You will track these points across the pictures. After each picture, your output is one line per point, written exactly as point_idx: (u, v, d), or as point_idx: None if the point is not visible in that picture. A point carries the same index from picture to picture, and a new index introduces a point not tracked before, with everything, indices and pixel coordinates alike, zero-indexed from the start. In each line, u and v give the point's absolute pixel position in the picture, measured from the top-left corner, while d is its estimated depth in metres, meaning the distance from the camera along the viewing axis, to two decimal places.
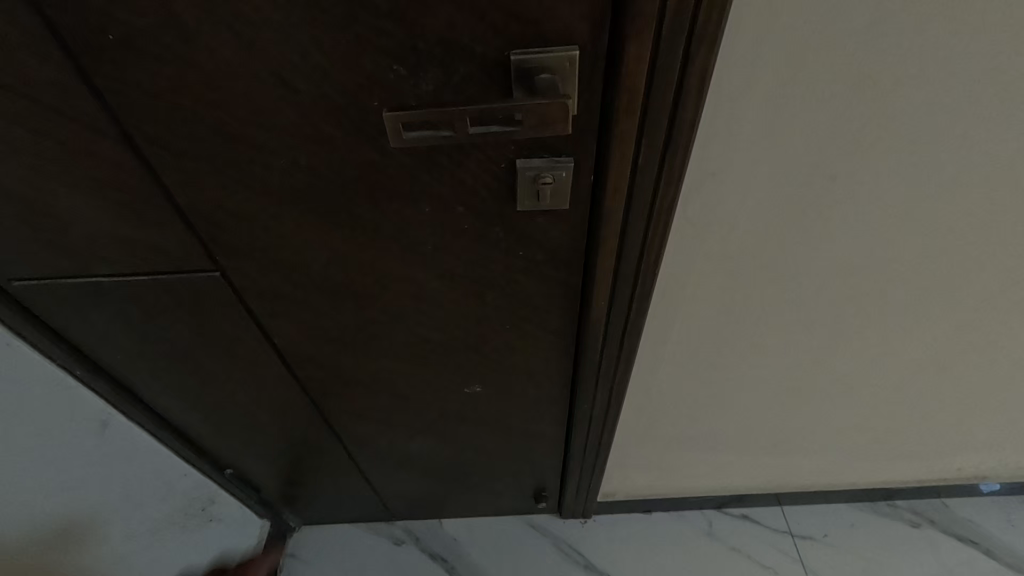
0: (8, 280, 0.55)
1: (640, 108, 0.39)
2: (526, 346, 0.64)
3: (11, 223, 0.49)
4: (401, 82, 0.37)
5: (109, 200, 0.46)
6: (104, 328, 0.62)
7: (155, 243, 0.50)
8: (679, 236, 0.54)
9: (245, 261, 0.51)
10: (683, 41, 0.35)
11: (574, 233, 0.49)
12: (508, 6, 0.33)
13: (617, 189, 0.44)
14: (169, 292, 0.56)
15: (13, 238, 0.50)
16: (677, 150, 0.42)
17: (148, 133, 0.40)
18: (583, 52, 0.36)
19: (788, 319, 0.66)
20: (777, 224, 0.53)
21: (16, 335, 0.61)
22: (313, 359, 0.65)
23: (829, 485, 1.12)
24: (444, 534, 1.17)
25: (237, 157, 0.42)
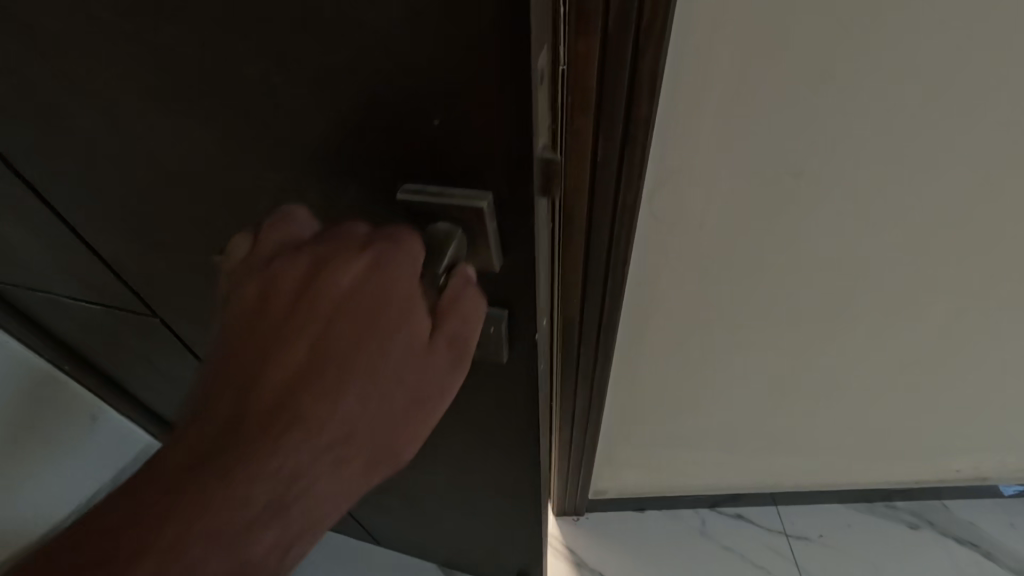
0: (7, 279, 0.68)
1: (595, 105, 0.39)
2: (481, 438, 0.60)
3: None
4: (305, 175, 0.35)
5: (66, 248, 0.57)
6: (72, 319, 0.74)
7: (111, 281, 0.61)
8: (652, 229, 0.53)
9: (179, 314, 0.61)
10: (631, 38, 0.35)
11: (518, 365, 0.47)
12: (396, 131, 0.31)
13: (578, 187, 0.45)
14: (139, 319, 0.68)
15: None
16: (635, 147, 0.41)
17: (49, 185, 0.45)
18: (493, 201, 0.33)
19: (765, 316, 0.66)
20: (745, 222, 0.53)
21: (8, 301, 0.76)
22: None
23: (823, 483, 1.11)
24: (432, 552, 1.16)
25: (135, 212, 0.45)
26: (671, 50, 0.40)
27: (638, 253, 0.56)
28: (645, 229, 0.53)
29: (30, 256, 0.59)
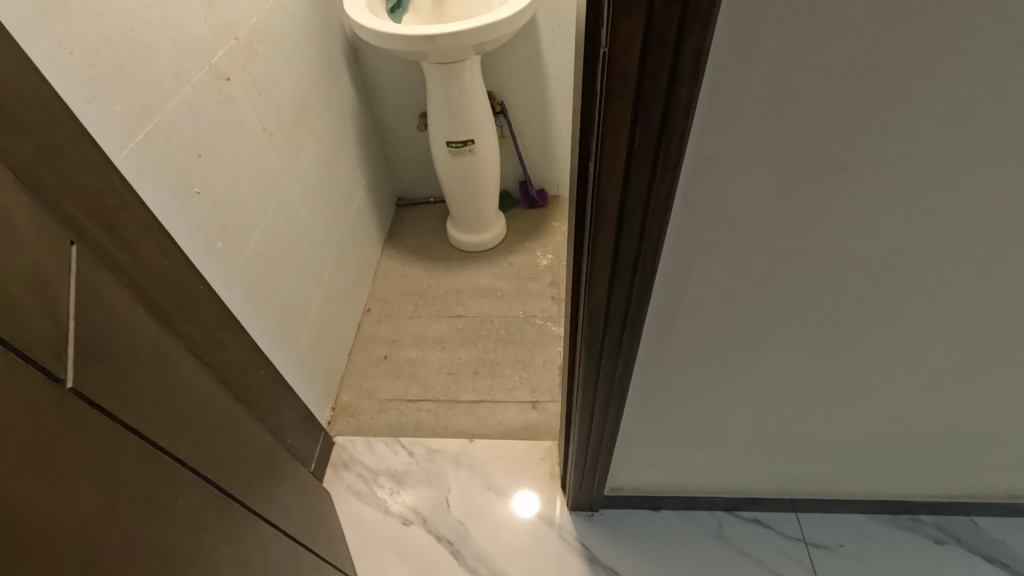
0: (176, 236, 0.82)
1: (633, 93, 0.38)
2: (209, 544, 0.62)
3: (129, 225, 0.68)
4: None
5: (99, 347, 0.51)
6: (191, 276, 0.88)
7: (137, 391, 0.55)
8: (686, 222, 0.52)
9: (153, 471, 0.54)
10: (675, 22, 0.34)
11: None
12: None
13: (612, 175, 0.44)
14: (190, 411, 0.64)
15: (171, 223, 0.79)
16: (673, 136, 0.40)
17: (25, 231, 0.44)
18: None
19: (794, 315, 0.64)
20: (780, 216, 0.51)
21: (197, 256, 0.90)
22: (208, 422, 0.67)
23: (847, 492, 1.09)
24: (441, 546, 1.15)
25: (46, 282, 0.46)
26: (719, 38, 0.38)
27: (669, 247, 0.55)
28: (677, 221, 0.52)
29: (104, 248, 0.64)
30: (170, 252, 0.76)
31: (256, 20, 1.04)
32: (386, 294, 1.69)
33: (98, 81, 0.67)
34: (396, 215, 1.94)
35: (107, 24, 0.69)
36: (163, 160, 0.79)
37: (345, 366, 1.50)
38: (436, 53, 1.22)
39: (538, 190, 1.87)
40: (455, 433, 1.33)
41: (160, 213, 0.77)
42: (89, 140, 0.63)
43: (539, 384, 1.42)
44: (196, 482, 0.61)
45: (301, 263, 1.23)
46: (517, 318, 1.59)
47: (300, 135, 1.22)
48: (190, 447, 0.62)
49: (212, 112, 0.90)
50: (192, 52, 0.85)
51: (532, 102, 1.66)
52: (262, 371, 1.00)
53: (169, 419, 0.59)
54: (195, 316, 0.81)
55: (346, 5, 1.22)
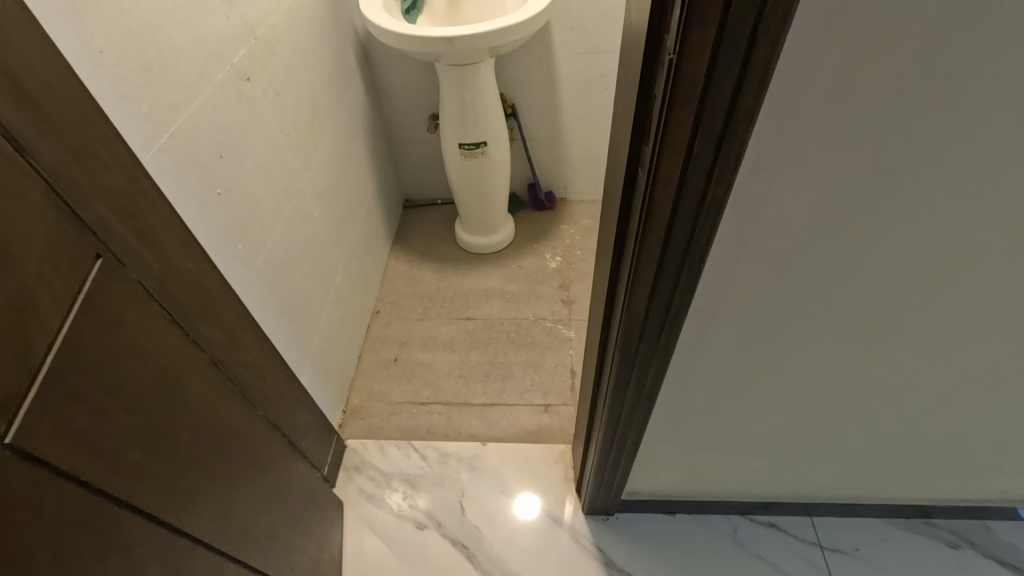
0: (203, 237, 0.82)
1: (698, 99, 0.38)
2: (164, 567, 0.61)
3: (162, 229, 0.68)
4: None
5: (89, 387, 0.52)
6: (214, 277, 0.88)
7: (112, 426, 0.55)
8: (728, 244, 0.50)
9: (99, 519, 0.53)
10: (748, 32, 0.34)
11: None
12: None
13: (667, 180, 0.44)
14: (174, 453, 0.63)
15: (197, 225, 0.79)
16: (734, 144, 0.40)
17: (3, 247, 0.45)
18: None
19: (826, 324, 0.63)
20: (826, 227, 0.49)
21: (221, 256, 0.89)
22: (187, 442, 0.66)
23: (861, 497, 1.10)
24: (456, 549, 1.15)
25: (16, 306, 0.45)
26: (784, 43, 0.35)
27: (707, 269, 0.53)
28: (719, 242, 0.50)
29: (140, 251, 0.64)
30: (194, 254, 0.75)
31: (274, 19, 1.03)
32: (394, 295, 1.68)
33: (127, 80, 0.66)
34: (403, 216, 1.94)
35: (134, 23, 0.68)
36: (187, 160, 0.78)
37: (355, 368, 1.49)
38: (451, 56, 1.21)
39: (546, 192, 1.87)
40: (468, 436, 1.32)
41: (183, 214, 0.76)
42: (119, 139, 0.62)
43: (550, 387, 1.42)
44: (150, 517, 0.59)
45: (314, 265, 1.22)
46: (527, 320, 1.59)
47: (314, 135, 1.21)
48: (159, 484, 0.61)
49: (232, 112, 0.89)
50: (214, 52, 0.84)
51: (543, 105, 1.66)
52: (279, 375, 0.99)
53: (143, 461, 0.59)
54: (217, 319, 0.80)
55: (362, 5, 1.21)
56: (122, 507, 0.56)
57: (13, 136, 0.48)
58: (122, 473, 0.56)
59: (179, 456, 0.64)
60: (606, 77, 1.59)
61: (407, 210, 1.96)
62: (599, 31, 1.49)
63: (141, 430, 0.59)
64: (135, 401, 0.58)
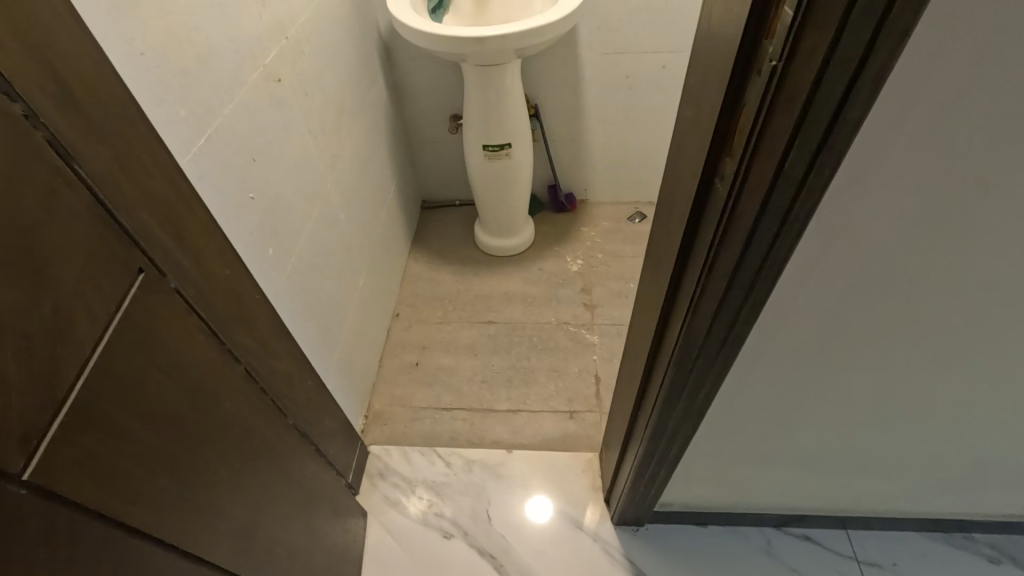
0: (240, 245, 0.80)
1: (800, 110, 0.35)
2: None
3: (200, 235, 0.66)
4: None
5: (123, 416, 0.48)
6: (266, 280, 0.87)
7: (151, 450, 0.51)
8: (805, 261, 0.48)
9: (126, 555, 0.48)
10: (867, 38, 0.31)
11: None
12: None
13: (753, 193, 0.42)
14: (208, 475, 0.60)
15: (232, 230, 0.78)
16: (831, 155, 0.38)
17: (48, 264, 0.41)
18: None
19: (895, 342, 0.59)
20: (917, 243, 0.45)
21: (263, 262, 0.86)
22: (222, 463, 0.63)
23: (900, 511, 1.07)
24: (484, 559, 1.12)
25: (54, 327, 0.42)
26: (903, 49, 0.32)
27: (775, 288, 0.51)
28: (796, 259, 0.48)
29: (178, 260, 0.62)
30: (231, 262, 0.73)
31: (303, 18, 1.01)
32: (414, 298, 1.66)
33: (165, 82, 0.64)
34: (421, 218, 1.91)
35: (174, 23, 0.66)
36: (222, 164, 0.76)
37: (376, 372, 1.47)
38: (479, 56, 1.18)
39: (566, 194, 1.85)
40: (492, 443, 1.30)
41: (218, 219, 0.74)
42: (159, 144, 0.60)
43: (575, 393, 1.40)
44: (178, 548, 0.55)
45: (339, 269, 1.20)
46: (549, 324, 1.56)
47: (340, 137, 1.19)
48: (189, 513, 0.57)
49: (264, 114, 0.87)
50: (248, 52, 0.82)
51: (566, 106, 1.63)
52: (308, 382, 0.97)
53: (177, 489, 0.55)
54: (251, 327, 0.78)
55: (389, 4, 1.19)
56: (151, 541, 0.52)
57: (61, 144, 0.46)
58: (152, 504, 0.52)
59: (213, 478, 0.61)
60: (631, 78, 1.56)
61: (425, 211, 1.94)
62: (626, 31, 1.46)
63: (179, 454, 0.55)
64: (175, 422, 0.55)
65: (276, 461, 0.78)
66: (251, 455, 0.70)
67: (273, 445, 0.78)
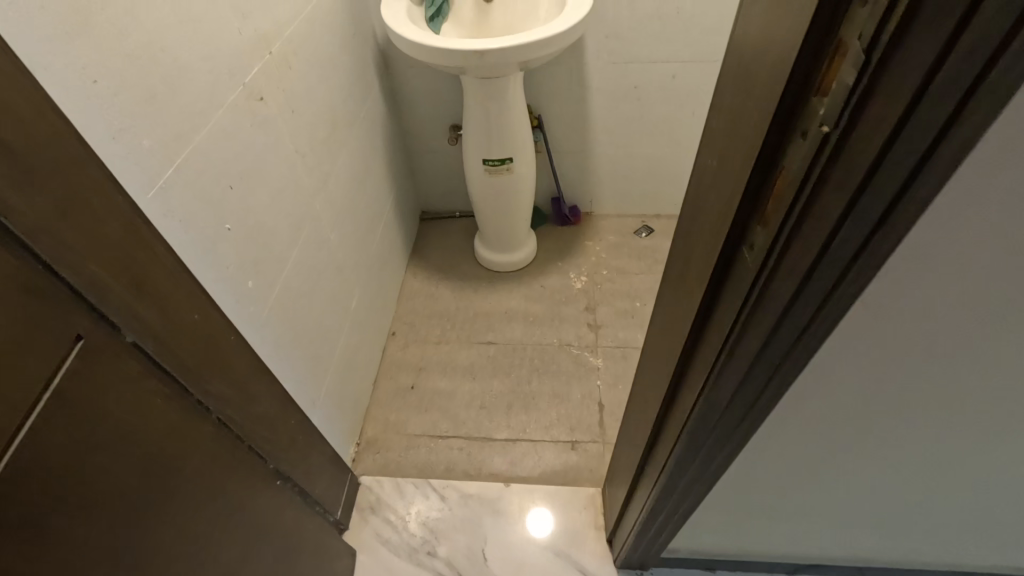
0: (214, 283, 0.74)
1: (855, 187, 0.28)
2: None
3: (164, 281, 0.60)
4: None
5: (47, 512, 0.42)
6: (241, 318, 0.80)
7: (86, 542, 0.45)
8: (845, 349, 0.41)
9: None
10: (949, 110, 0.24)
11: None
12: None
13: (789, 274, 0.35)
14: (160, 554, 0.54)
15: (206, 267, 0.72)
16: (889, 236, 0.31)
17: None
18: None
19: (944, 426, 0.51)
20: (983, 330, 0.38)
21: (241, 298, 0.80)
22: (180, 536, 0.57)
23: (925, 563, 1.00)
24: None
25: None
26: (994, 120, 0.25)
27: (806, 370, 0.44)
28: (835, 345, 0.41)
29: (137, 312, 0.56)
30: (200, 304, 0.67)
31: (291, 30, 0.95)
32: (411, 315, 1.59)
33: (126, 112, 0.58)
34: (420, 229, 1.85)
35: (137, 45, 0.60)
36: (194, 196, 0.70)
37: (370, 395, 1.41)
38: (479, 70, 1.12)
39: (571, 207, 1.78)
40: (490, 475, 1.24)
41: (187, 259, 0.68)
42: (114, 184, 0.53)
43: (577, 421, 1.33)
44: None
45: (330, 293, 1.14)
46: (551, 346, 1.50)
47: (332, 153, 1.13)
48: None
49: (245, 137, 0.81)
50: (226, 71, 0.76)
51: (571, 116, 1.56)
52: (291, 421, 0.91)
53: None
54: (225, 372, 0.71)
55: (384, 13, 1.12)
56: None
57: None
58: None
59: (167, 556, 0.55)
60: (640, 88, 1.48)
61: (425, 222, 1.87)
62: (635, 39, 1.39)
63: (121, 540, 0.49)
64: (119, 503, 0.49)
65: (250, 518, 0.72)
66: (219, 518, 0.64)
67: (247, 502, 0.72)
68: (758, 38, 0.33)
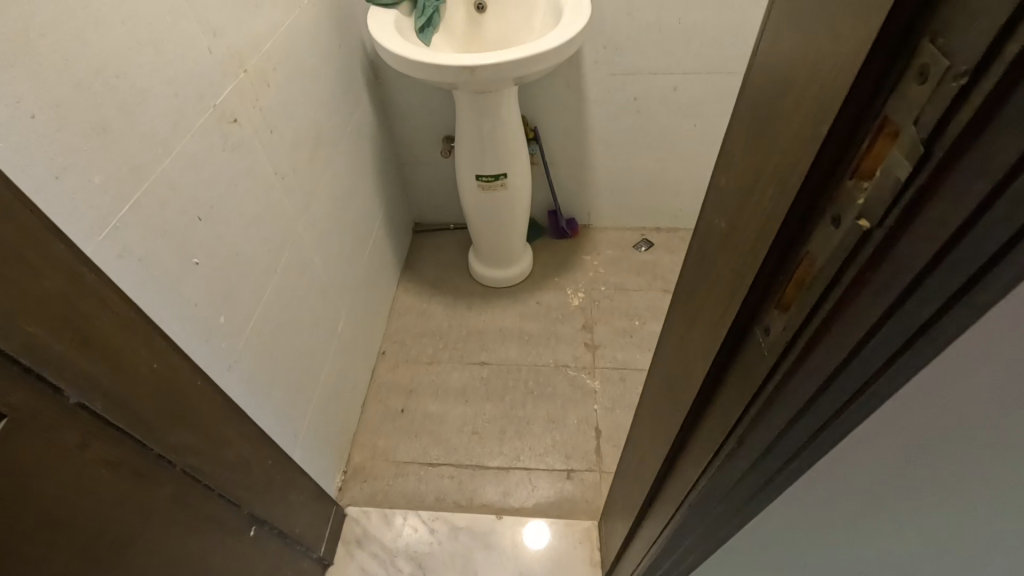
0: (178, 323, 0.68)
1: (897, 292, 0.23)
2: None
3: (116, 333, 0.55)
4: None
5: None
6: (209, 357, 0.75)
7: None
8: (863, 450, 0.35)
9: None
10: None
11: None
12: None
13: (811, 372, 0.29)
14: None
15: (164, 307, 0.66)
16: (936, 344, 0.25)
17: None
18: None
19: None
20: None
21: (210, 335, 0.75)
22: None
23: None
24: None
25: None
26: None
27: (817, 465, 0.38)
28: (850, 445, 0.35)
29: (86, 371, 0.51)
30: (160, 352, 0.61)
31: (269, 45, 0.89)
32: (402, 334, 1.54)
33: (71, 149, 0.53)
34: (412, 242, 1.79)
35: (86, 72, 0.54)
36: (155, 232, 0.64)
37: (358, 419, 1.35)
38: (471, 85, 1.06)
39: (568, 220, 1.73)
40: (482, 506, 1.19)
41: (145, 302, 0.63)
42: (55, 232, 0.48)
43: (573, 449, 1.28)
44: None
45: (313, 318, 1.08)
46: (547, 367, 1.44)
47: (315, 171, 1.07)
48: None
49: (215, 162, 0.75)
50: (194, 94, 0.70)
51: (568, 129, 1.51)
52: (268, 461, 0.86)
53: None
54: (190, 421, 0.66)
55: (371, 25, 1.07)
56: None
57: None
58: None
59: None
60: (640, 100, 1.43)
61: (418, 234, 1.82)
62: (635, 50, 1.33)
63: None
64: None
65: None
66: None
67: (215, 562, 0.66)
68: (778, 95, 0.27)
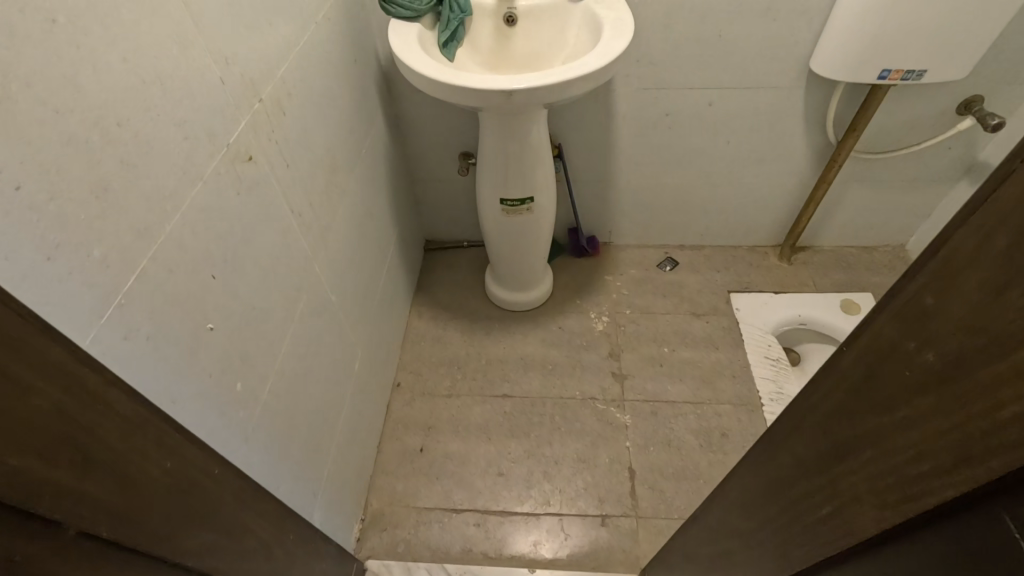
0: (193, 400, 0.59)
1: None
2: None
3: (126, 438, 0.46)
4: None
5: None
6: (226, 432, 0.66)
7: None
8: None
9: None
10: None
11: None
12: None
13: None
14: None
15: (179, 386, 0.57)
16: None
17: None
18: None
19: None
20: None
21: (227, 407, 0.65)
22: None
23: None
24: None
25: None
26: None
27: None
28: None
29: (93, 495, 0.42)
30: (173, 447, 0.52)
31: (284, 69, 0.80)
32: (417, 363, 1.45)
33: (65, 220, 0.43)
34: (424, 262, 1.70)
35: (82, 126, 0.45)
36: (165, 301, 0.55)
37: (374, 460, 1.26)
38: (501, 108, 0.97)
39: (589, 238, 1.64)
40: (512, 557, 1.11)
41: (157, 384, 0.54)
42: (52, 332, 0.39)
43: (605, 492, 1.20)
44: None
45: (330, 363, 0.99)
46: (574, 400, 1.36)
47: (331, 201, 0.97)
48: None
49: (230, 208, 0.66)
50: (206, 132, 0.61)
51: (593, 145, 1.42)
52: (289, 535, 0.77)
53: None
54: (208, 519, 0.57)
55: (392, 40, 0.97)
56: None
57: None
58: None
59: None
60: (671, 115, 1.34)
61: (429, 253, 1.72)
62: (670, 65, 1.25)
63: None
64: None
65: None
66: None
67: None
68: None
